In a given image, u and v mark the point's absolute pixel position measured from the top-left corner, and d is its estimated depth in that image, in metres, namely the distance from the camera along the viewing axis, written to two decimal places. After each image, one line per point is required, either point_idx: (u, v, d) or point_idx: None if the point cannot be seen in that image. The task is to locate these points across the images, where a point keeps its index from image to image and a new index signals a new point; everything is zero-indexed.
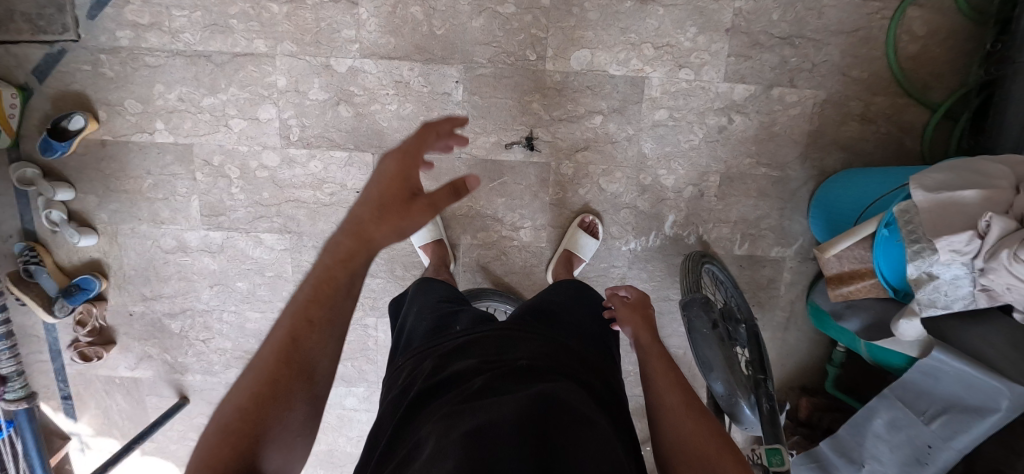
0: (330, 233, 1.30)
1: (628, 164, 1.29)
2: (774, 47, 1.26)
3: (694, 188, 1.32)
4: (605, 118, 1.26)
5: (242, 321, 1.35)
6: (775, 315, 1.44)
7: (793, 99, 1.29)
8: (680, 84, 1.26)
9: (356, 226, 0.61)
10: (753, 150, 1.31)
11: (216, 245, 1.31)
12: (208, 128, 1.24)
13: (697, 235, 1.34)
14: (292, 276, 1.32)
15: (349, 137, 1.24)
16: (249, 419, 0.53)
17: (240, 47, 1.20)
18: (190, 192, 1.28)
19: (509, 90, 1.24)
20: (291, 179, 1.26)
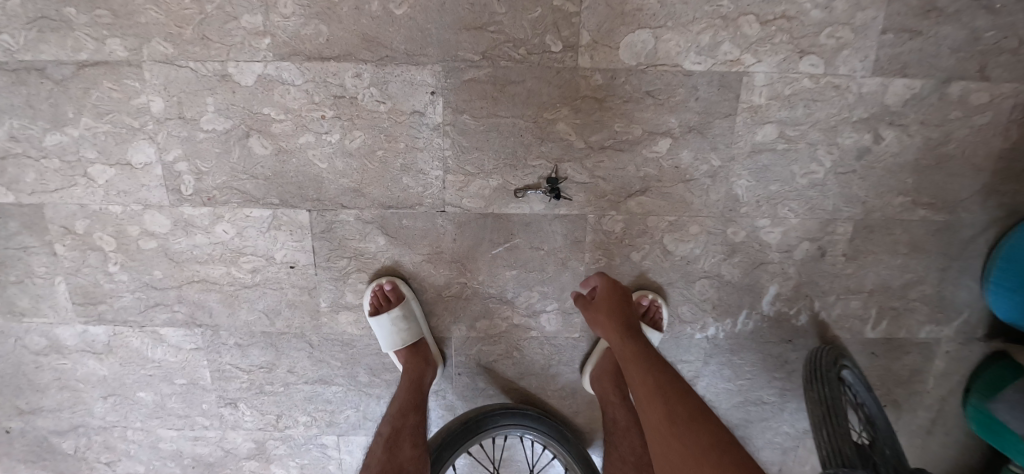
0: (259, 326, 0.87)
1: (710, 213, 0.82)
2: (962, 14, 0.75)
3: (809, 245, 0.86)
4: (675, 143, 0.78)
5: (154, 441, 0.97)
6: (916, 414, 0.99)
7: (983, 100, 0.79)
8: (800, 83, 0.77)
9: None
10: (909, 184, 0.84)
11: (102, 344, 0.91)
12: (58, 180, 0.81)
13: (808, 313, 0.90)
14: (213, 384, 0.92)
15: (270, 188, 0.79)
16: None
17: (86, 51, 0.75)
18: (52, 273, 0.87)
19: (519, 103, 0.75)
20: (192, 251, 0.83)
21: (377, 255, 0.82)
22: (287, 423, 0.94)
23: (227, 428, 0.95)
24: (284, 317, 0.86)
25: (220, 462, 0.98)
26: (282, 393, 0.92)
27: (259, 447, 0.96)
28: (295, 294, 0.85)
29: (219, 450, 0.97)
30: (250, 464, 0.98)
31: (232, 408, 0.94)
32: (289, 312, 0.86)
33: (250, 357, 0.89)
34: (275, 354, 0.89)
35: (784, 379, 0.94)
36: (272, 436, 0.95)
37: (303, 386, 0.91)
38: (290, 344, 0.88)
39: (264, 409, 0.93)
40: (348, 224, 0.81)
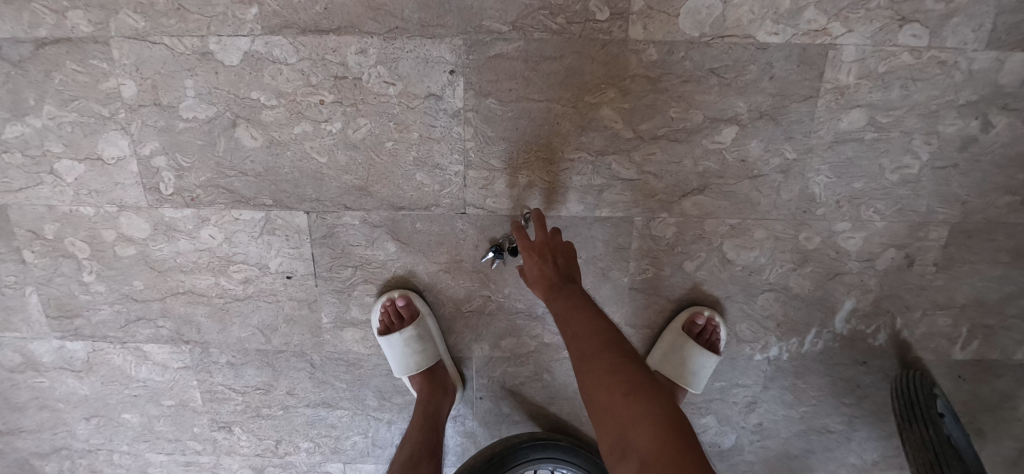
0: (253, 343, 0.77)
1: (780, 215, 0.69)
2: None
3: (895, 253, 0.72)
4: (742, 132, 0.65)
5: (144, 464, 0.88)
6: (1004, 446, 0.85)
7: None
8: (898, 58, 0.63)
9: None
10: (1021, 180, 0.69)
11: (81, 362, 0.81)
12: (23, 177, 0.71)
13: (888, 331, 0.77)
14: (204, 407, 0.82)
15: (262, 186, 0.68)
16: None
17: (45, 26, 0.64)
18: (22, 282, 0.77)
19: (554, 84, 0.63)
20: (175, 259, 0.73)
21: (387, 264, 0.71)
22: (287, 449, 0.84)
23: (223, 453, 0.85)
24: (280, 334, 0.75)
25: None
26: (281, 416, 0.81)
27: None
28: (293, 307, 0.74)
29: None
30: None
31: (226, 432, 0.84)
32: (286, 328, 0.75)
33: (244, 377, 0.79)
34: (272, 374, 0.78)
35: (854, 406, 0.81)
36: (272, 462, 0.85)
37: (304, 409, 0.80)
38: (289, 364, 0.77)
39: (263, 434, 0.83)
40: (352, 229, 0.69)
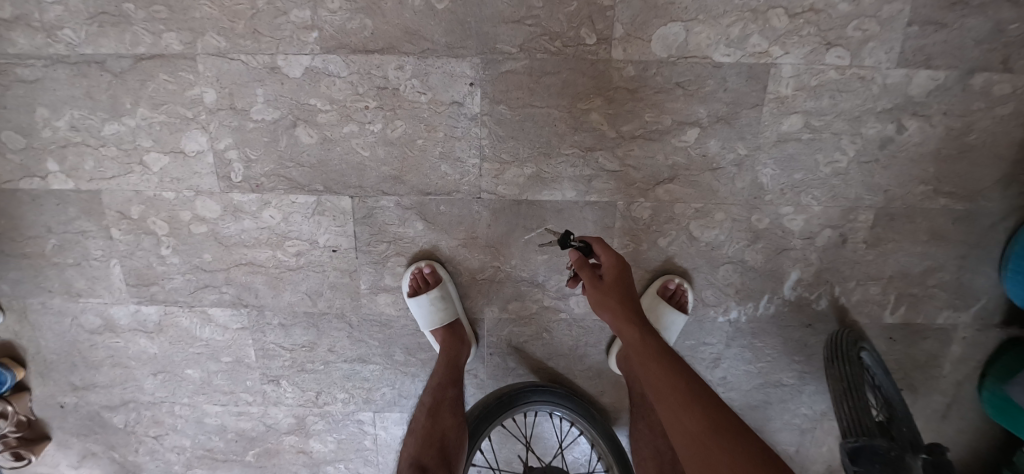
0: (301, 306, 0.92)
1: (736, 200, 0.85)
2: (986, 7, 0.77)
3: (832, 232, 0.87)
4: (703, 133, 0.81)
5: (200, 415, 1.02)
6: (932, 399, 1.01)
7: (1004, 92, 0.81)
8: (826, 74, 0.79)
9: None
10: (930, 172, 0.85)
11: (153, 324, 0.96)
12: (116, 167, 0.86)
13: (830, 298, 0.92)
14: (256, 363, 0.96)
15: (315, 174, 0.84)
16: None
17: (144, 46, 0.79)
18: (108, 256, 0.92)
19: (553, 94, 0.78)
20: (239, 235, 0.88)
21: (416, 239, 0.87)
22: (325, 400, 0.98)
23: (270, 404, 1.00)
24: (325, 298, 0.91)
25: (262, 436, 1.03)
26: (322, 370, 0.96)
27: (299, 422, 1.01)
28: (336, 276, 0.89)
29: (260, 425, 1.02)
30: (291, 438, 1.02)
31: (274, 385, 0.98)
32: (329, 294, 0.91)
33: (292, 336, 0.94)
34: (316, 333, 0.93)
35: (804, 363, 0.96)
36: (312, 412, 1.00)
37: (342, 364, 0.95)
38: (330, 324, 0.93)
39: (305, 386, 0.97)
40: (387, 210, 0.85)
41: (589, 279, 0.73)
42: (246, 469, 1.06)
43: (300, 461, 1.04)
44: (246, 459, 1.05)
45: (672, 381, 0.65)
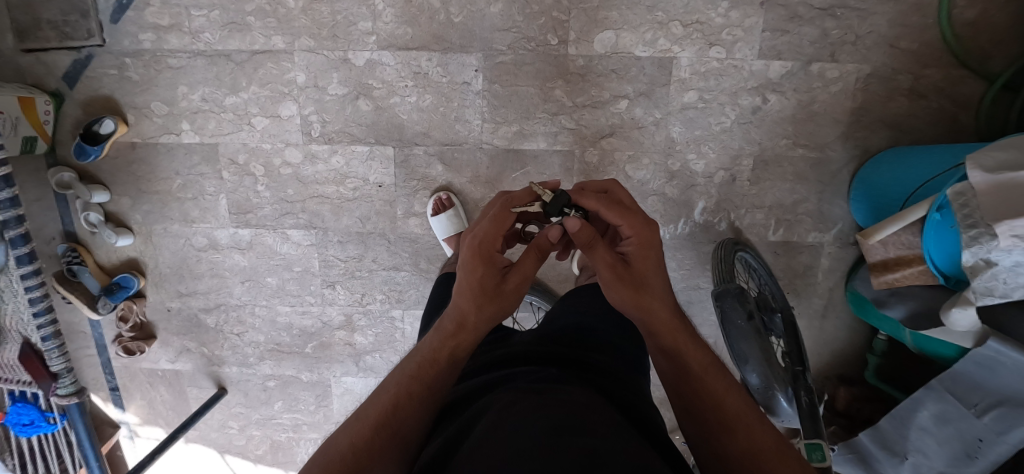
0: (355, 227, 1.30)
1: (656, 149, 1.24)
2: (814, 20, 1.15)
3: (725, 173, 1.25)
4: (631, 103, 1.21)
5: (273, 315, 1.37)
6: (812, 302, 1.35)
7: (834, 75, 1.18)
8: (711, 64, 1.18)
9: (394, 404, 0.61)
10: (790, 131, 1.22)
11: (246, 242, 1.32)
12: (231, 127, 1.24)
13: (728, 222, 1.29)
14: (320, 271, 1.33)
15: (370, 131, 1.23)
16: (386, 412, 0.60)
17: (259, 44, 1.19)
18: (218, 191, 1.28)
19: (531, 77, 1.19)
20: (314, 175, 1.27)
21: (437, 177, 1.26)
22: (369, 300, 1.35)
23: (326, 304, 1.36)
24: (372, 221, 1.29)
25: (319, 331, 1.38)
26: (367, 276, 1.33)
27: (348, 318, 1.37)
28: (381, 204, 1.28)
29: (319, 321, 1.37)
30: (340, 333, 1.38)
31: (331, 289, 1.35)
32: (375, 218, 1.29)
33: (347, 250, 1.31)
34: (364, 248, 1.31)
35: None
36: (358, 310, 1.36)
37: (382, 272, 1.33)
38: (375, 241, 1.31)
39: (354, 289, 1.34)
40: (419, 156, 1.25)
41: (603, 261, 0.71)
42: (304, 359, 1.41)
43: (346, 352, 1.39)
44: (305, 351, 1.40)
45: (695, 364, 0.66)
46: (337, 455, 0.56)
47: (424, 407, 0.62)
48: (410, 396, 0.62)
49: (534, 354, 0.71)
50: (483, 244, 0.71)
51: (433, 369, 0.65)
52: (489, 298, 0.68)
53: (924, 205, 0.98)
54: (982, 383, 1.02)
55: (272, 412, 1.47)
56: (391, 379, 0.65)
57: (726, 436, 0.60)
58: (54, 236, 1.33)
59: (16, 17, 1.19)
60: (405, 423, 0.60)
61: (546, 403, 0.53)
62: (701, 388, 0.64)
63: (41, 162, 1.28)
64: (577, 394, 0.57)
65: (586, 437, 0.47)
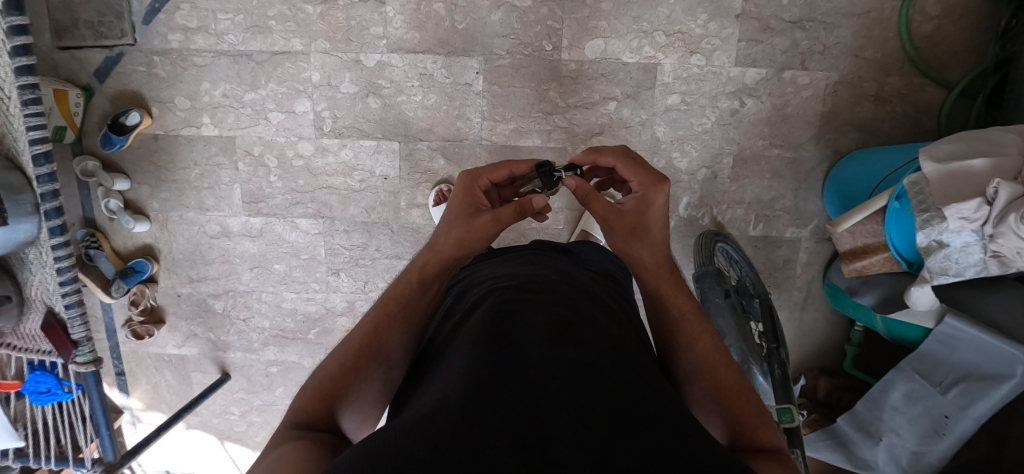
0: (360, 217, 1.38)
1: (642, 147, 1.33)
2: (785, 31, 1.24)
3: (707, 171, 1.34)
4: (619, 104, 1.31)
5: (279, 301, 1.44)
6: (791, 295, 1.41)
7: (805, 81, 1.27)
8: (692, 70, 1.28)
9: (377, 327, 0.68)
10: (766, 132, 1.30)
11: (256, 230, 1.40)
12: (248, 121, 1.33)
13: (710, 216, 1.37)
14: (325, 258, 1.41)
15: (378, 127, 1.33)
16: (369, 336, 0.67)
17: (278, 45, 1.29)
18: (233, 181, 1.37)
19: (527, 80, 1.30)
20: (324, 167, 1.35)
21: (439, 171, 1.35)
22: (371, 287, 1.42)
23: (330, 291, 1.43)
24: (377, 211, 1.38)
25: (322, 317, 1.45)
26: (370, 264, 1.41)
27: (350, 305, 1.44)
28: (386, 195, 1.37)
29: (322, 307, 1.44)
30: (343, 319, 1.45)
31: (336, 276, 1.42)
32: (380, 208, 1.38)
33: (352, 239, 1.39)
34: (368, 236, 1.39)
35: None
36: (360, 297, 1.43)
37: (384, 260, 1.40)
38: (379, 230, 1.39)
39: (357, 277, 1.42)
40: (422, 150, 1.34)
41: (602, 210, 0.78)
42: (307, 345, 1.47)
43: None
44: (308, 337, 1.47)
45: (674, 296, 0.75)
46: (327, 374, 0.65)
47: (404, 326, 0.69)
48: (389, 315, 0.70)
49: (509, 267, 0.81)
50: (475, 180, 0.80)
51: (411, 291, 0.72)
52: (461, 223, 0.75)
53: (885, 195, 1.03)
54: (944, 360, 1.03)
55: (274, 397, 1.53)
56: (374, 306, 0.72)
57: (689, 353, 0.71)
58: (74, 222, 1.41)
59: (54, 16, 1.28)
60: (388, 341, 0.67)
61: (530, 314, 0.62)
62: (676, 324, 0.73)
63: (67, 151, 1.37)
64: (554, 302, 0.66)
65: (571, 346, 0.57)
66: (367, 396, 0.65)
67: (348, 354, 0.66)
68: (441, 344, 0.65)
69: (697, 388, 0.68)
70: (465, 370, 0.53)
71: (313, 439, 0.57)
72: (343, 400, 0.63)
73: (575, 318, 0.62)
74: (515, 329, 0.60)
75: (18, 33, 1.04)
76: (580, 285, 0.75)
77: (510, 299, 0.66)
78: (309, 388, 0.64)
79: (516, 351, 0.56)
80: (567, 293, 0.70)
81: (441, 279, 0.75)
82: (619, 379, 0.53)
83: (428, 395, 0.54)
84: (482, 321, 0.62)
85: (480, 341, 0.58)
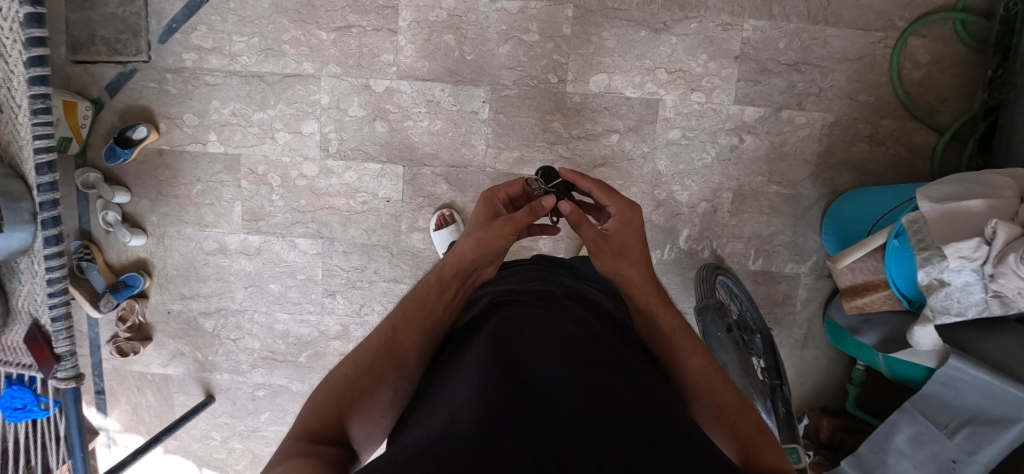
0: (360, 239, 1.38)
1: (644, 179, 1.35)
2: (782, 73, 1.29)
3: (707, 204, 1.35)
4: (621, 137, 1.33)
5: (272, 322, 1.41)
6: (791, 332, 1.39)
7: (802, 121, 1.30)
8: (692, 107, 1.32)
9: (397, 328, 0.70)
10: (764, 169, 1.33)
11: (254, 248, 1.39)
12: (255, 140, 1.34)
13: (710, 249, 1.37)
14: (322, 280, 1.39)
15: (383, 150, 1.34)
16: (385, 340, 0.68)
17: (290, 68, 1.32)
18: (234, 198, 1.37)
19: (532, 110, 1.33)
20: (327, 188, 1.36)
21: (441, 195, 1.36)
22: (367, 311, 1.40)
23: (325, 313, 1.40)
24: (377, 233, 1.37)
25: (315, 340, 1.42)
26: (367, 287, 1.39)
27: (344, 329, 1.41)
28: (387, 218, 1.37)
29: (316, 330, 1.41)
30: (336, 343, 1.42)
31: (331, 298, 1.40)
32: (381, 231, 1.37)
33: (350, 261, 1.38)
34: (367, 259, 1.38)
35: None
36: (355, 321, 1.41)
37: (382, 283, 1.39)
38: (378, 253, 1.38)
39: (353, 299, 1.40)
40: (426, 175, 1.35)
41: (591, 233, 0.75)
42: (297, 368, 1.43)
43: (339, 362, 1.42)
44: (298, 360, 1.43)
45: (664, 315, 0.74)
46: (340, 380, 0.65)
47: (421, 331, 0.70)
48: (408, 318, 0.71)
49: (518, 281, 0.81)
50: (494, 192, 0.85)
51: (430, 296, 0.73)
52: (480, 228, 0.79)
53: (884, 233, 1.03)
54: (950, 401, 1.00)
55: (258, 424, 1.47)
56: (392, 311, 0.73)
57: (688, 368, 0.71)
58: (70, 233, 1.39)
59: (71, 31, 1.31)
60: (404, 349, 0.68)
61: (541, 332, 0.62)
62: (669, 340, 0.73)
63: (70, 162, 1.36)
64: (563, 318, 0.66)
65: (584, 367, 0.56)
66: (380, 403, 0.65)
67: (367, 356, 0.67)
68: (449, 359, 0.65)
69: (698, 406, 0.69)
70: (476, 388, 0.53)
71: (322, 450, 0.56)
72: (355, 407, 0.62)
73: (588, 338, 0.62)
74: (526, 349, 0.59)
75: (35, 44, 1.06)
76: (589, 304, 0.75)
77: (520, 316, 0.66)
78: (322, 394, 0.64)
79: (529, 373, 0.56)
80: (574, 311, 0.70)
81: (459, 282, 0.76)
82: (632, 403, 0.52)
83: (439, 414, 0.54)
84: (493, 336, 0.62)
85: (492, 357, 0.58)
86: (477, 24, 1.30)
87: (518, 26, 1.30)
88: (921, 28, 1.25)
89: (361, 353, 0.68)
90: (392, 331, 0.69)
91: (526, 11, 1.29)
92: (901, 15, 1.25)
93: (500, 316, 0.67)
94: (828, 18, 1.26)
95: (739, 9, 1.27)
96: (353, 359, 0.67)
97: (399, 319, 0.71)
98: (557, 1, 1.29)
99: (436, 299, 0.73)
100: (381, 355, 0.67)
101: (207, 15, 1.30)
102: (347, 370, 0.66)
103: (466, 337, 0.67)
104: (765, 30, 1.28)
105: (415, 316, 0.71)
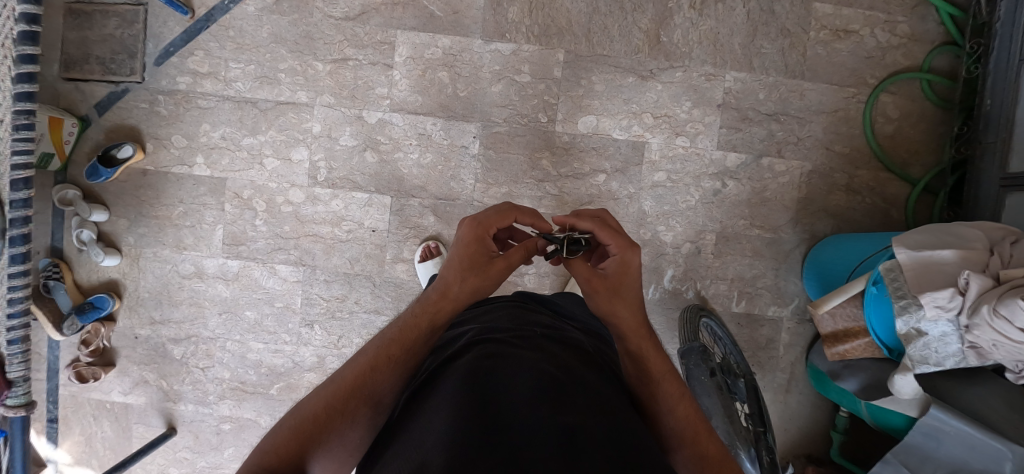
0: (343, 268, 1.35)
1: (630, 219, 1.36)
2: (761, 122, 1.34)
3: (691, 245, 1.37)
4: (608, 177, 1.36)
5: (245, 351, 1.36)
6: (775, 376, 1.38)
7: (782, 169, 1.35)
8: (677, 150, 1.35)
9: (374, 368, 0.66)
10: (746, 213, 1.36)
11: (232, 273, 1.35)
12: (243, 165, 1.34)
13: (694, 290, 1.38)
14: (300, 308, 1.36)
15: (372, 181, 1.35)
16: (359, 378, 0.65)
17: (284, 96, 1.33)
18: (216, 222, 1.34)
19: (521, 147, 1.35)
20: (312, 215, 1.35)
21: (428, 227, 1.35)
22: (344, 343, 1.36)
23: (301, 344, 1.36)
24: (361, 263, 1.35)
25: (289, 372, 1.37)
26: (347, 318, 1.36)
27: (320, 360, 1.36)
28: (371, 248, 1.35)
29: (290, 361, 1.36)
30: (310, 375, 1.37)
31: (309, 329, 1.36)
32: (364, 260, 1.35)
33: (331, 290, 1.35)
34: (348, 288, 1.35)
35: None
36: (332, 352, 1.36)
37: (362, 314, 1.36)
38: (360, 283, 1.36)
39: (332, 330, 1.36)
40: (413, 207, 1.35)
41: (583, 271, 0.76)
42: (267, 401, 1.37)
43: None
44: (269, 393, 1.37)
45: (654, 358, 0.73)
46: (310, 415, 0.62)
47: (399, 371, 0.68)
48: (389, 358, 0.68)
49: (499, 318, 0.80)
50: (484, 228, 0.75)
51: (413, 335, 0.70)
52: (475, 273, 0.73)
53: (862, 279, 1.02)
54: (932, 453, 0.98)
55: (221, 460, 1.39)
56: (371, 346, 0.70)
57: (670, 414, 0.69)
58: (40, 250, 1.35)
59: (66, 49, 1.32)
60: (379, 387, 0.66)
61: (518, 372, 0.60)
62: (656, 383, 0.71)
63: (49, 178, 1.34)
64: (542, 358, 0.64)
65: (560, 408, 0.55)
66: (349, 443, 0.62)
67: (340, 392, 0.64)
68: (423, 397, 0.63)
69: (679, 456, 0.66)
70: (449, 432, 0.51)
71: None
72: (321, 445, 0.60)
73: (566, 378, 0.60)
74: (503, 387, 0.58)
75: (27, 61, 1.05)
76: (567, 343, 0.73)
77: (500, 355, 0.64)
78: (286, 429, 0.60)
79: (502, 414, 0.54)
80: (553, 350, 0.68)
81: (446, 324, 0.73)
82: (608, 445, 0.51)
83: (409, 457, 0.52)
84: (469, 376, 0.60)
85: (466, 398, 0.56)
86: (471, 63, 1.34)
87: (510, 67, 1.34)
88: (890, 86, 1.33)
89: (333, 389, 0.64)
90: (367, 370, 0.66)
91: (519, 53, 1.34)
92: (871, 73, 1.33)
93: (477, 355, 0.65)
94: (805, 73, 1.33)
95: (721, 61, 1.33)
96: (325, 394, 0.64)
97: (378, 357, 0.68)
98: (549, 46, 1.34)
99: (419, 339, 0.70)
100: (354, 395, 0.64)
101: (205, 41, 1.32)
102: (317, 406, 0.63)
103: (442, 373, 0.65)
104: (745, 82, 1.34)
105: (395, 356, 0.68)
